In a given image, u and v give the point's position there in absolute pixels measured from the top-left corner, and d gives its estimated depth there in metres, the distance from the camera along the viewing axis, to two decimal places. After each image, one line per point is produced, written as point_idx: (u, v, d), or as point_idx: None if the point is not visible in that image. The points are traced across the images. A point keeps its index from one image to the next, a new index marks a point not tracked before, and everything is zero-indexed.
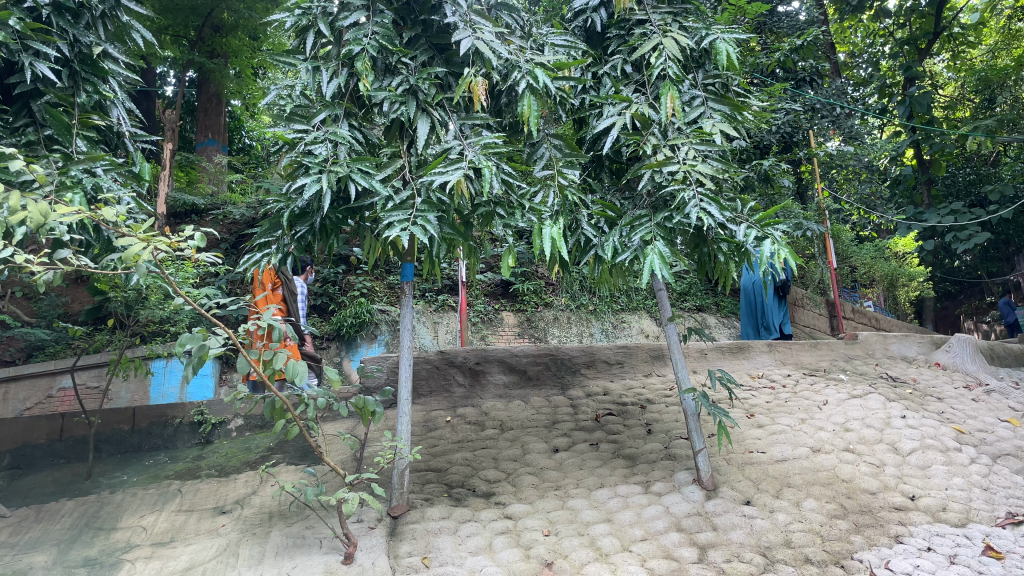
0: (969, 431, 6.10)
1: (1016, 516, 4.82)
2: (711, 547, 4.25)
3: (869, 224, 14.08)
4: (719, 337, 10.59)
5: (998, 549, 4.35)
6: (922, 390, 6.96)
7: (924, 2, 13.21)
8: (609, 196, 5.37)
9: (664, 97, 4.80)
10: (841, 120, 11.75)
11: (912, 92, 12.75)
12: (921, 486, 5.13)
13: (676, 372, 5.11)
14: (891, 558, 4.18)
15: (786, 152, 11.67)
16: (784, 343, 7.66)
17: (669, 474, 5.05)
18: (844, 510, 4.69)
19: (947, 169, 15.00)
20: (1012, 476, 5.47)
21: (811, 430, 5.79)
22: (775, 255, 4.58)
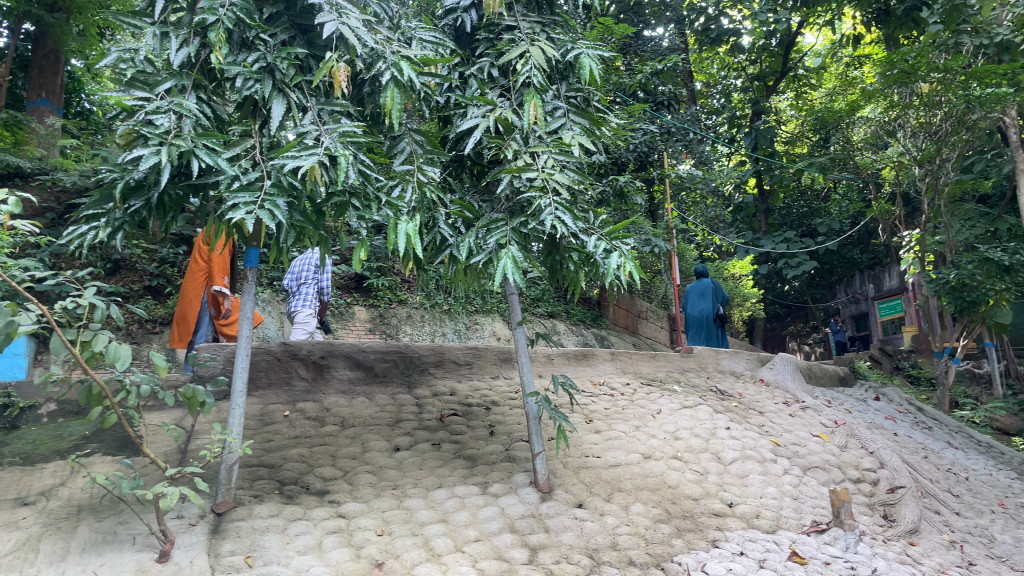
0: (785, 444, 6.55)
1: (820, 524, 5.25)
2: (542, 549, 4.33)
3: (712, 246, 14.94)
4: (567, 344, 10.86)
5: (801, 555, 4.72)
6: (747, 403, 7.42)
7: (774, 42, 14.21)
8: (468, 197, 5.32)
9: (528, 105, 4.83)
10: (693, 146, 12.72)
11: (758, 125, 13.82)
12: (739, 494, 5.46)
13: (522, 376, 5.17)
14: (707, 562, 4.43)
15: (641, 171, 12.14)
16: (626, 352, 7.92)
17: (507, 476, 5.10)
18: (668, 515, 4.92)
19: (784, 201, 16.22)
20: (818, 488, 5.95)
21: (644, 437, 6.03)
22: (620, 268, 4.73)
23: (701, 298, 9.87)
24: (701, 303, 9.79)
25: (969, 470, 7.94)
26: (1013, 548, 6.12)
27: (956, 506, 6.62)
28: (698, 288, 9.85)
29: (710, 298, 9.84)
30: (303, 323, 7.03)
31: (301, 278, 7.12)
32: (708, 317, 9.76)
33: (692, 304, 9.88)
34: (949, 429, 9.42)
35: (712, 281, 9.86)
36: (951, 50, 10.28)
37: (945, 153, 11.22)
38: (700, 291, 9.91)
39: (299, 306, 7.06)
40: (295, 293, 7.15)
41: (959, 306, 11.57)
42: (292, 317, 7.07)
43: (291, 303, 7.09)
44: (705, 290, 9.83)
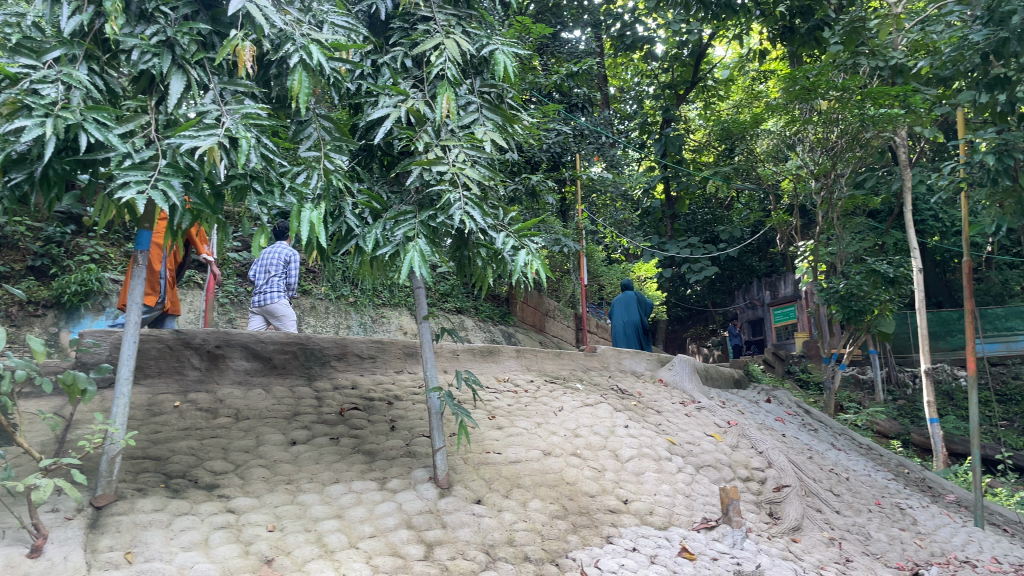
0: (680, 443, 6.74)
1: (709, 521, 5.44)
2: (438, 545, 4.31)
3: (620, 249, 15.22)
4: (473, 340, 10.85)
5: (691, 551, 4.89)
6: (645, 402, 7.59)
7: (686, 53, 14.59)
8: (376, 187, 5.21)
9: (440, 97, 4.74)
10: (605, 149, 12.94)
11: (668, 133, 14.19)
12: (635, 490, 5.59)
13: (425, 371, 5.11)
14: (600, 558, 4.53)
15: (554, 171, 12.24)
16: (531, 349, 7.91)
17: (406, 471, 5.03)
18: (565, 511, 4.98)
19: (690, 208, 16.73)
20: (709, 485, 6.15)
21: (545, 434, 6.06)
22: (528, 266, 4.73)
23: (626, 309, 10.77)
24: (628, 312, 10.69)
25: (850, 470, 8.37)
26: (885, 544, 6.50)
27: (837, 504, 6.97)
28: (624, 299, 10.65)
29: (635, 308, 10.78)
30: (285, 315, 7.26)
31: (270, 272, 7.17)
32: (632, 325, 10.66)
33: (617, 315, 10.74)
34: (833, 431, 9.91)
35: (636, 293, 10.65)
36: (849, 70, 10.78)
37: (839, 168, 11.83)
38: (626, 301, 10.82)
39: (275, 299, 7.20)
40: (264, 286, 7.20)
41: (847, 314, 12.19)
42: (270, 311, 7.21)
43: (267, 298, 7.17)
44: (631, 301, 10.78)
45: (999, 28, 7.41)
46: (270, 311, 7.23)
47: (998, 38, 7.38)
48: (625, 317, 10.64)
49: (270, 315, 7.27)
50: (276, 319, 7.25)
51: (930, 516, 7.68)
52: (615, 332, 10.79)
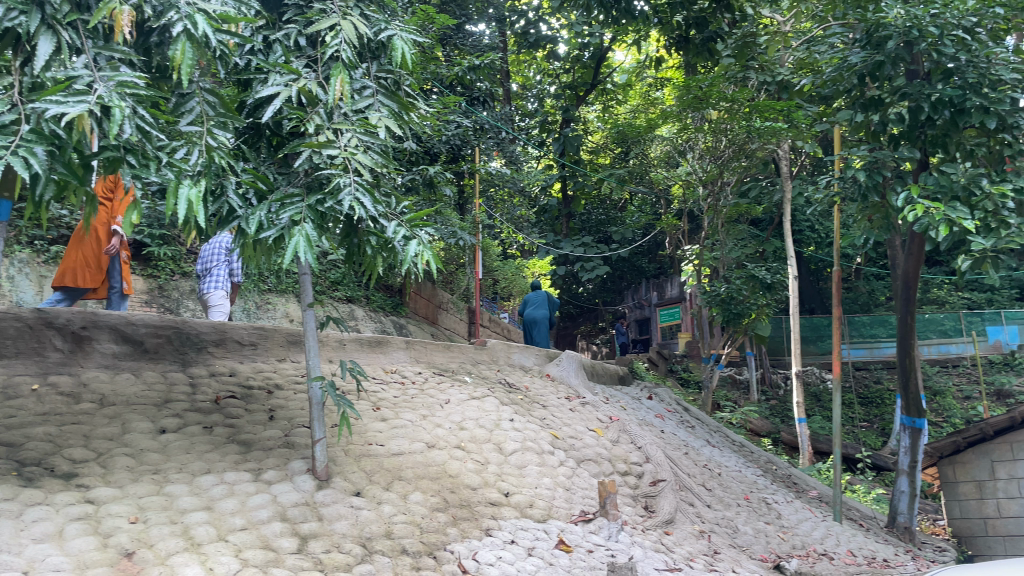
0: (563, 437, 6.83)
1: (586, 514, 5.56)
2: (312, 538, 4.22)
3: (515, 244, 15.29)
4: (363, 330, 10.64)
5: (568, 543, 5.00)
6: (532, 397, 7.62)
7: (587, 55, 14.80)
8: (263, 167, 5.01)
9: (334, 79, 4.59)
10: (504, 145, 13.08)
11: (567, 132, 14.42)
12: (516, 483, 5.63)
13: (308, 360, 4.97)
14: (478, 550, 4.55)
15: (452, 164, 12.16)
16: (421, 340, 7.67)
17: (283, 463, 4.88)
18: (445, 504, 4.96)
19: (585, 208, 17.05)
20: (589, 479, 6.29)
21: (430, 426, 5.98)
22: (418, 257, 4.67)
23: (536, 306, 11.37)
24: (539, 309, 11.29)
25: (723, 466, 8.73)
26: (751, 537, 6.84)
27: (708, 498, 7.25)
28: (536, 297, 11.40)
29: (545, 306, 11.41)
30: (218, 304, 7.33)
31: (211, 261, 7.37)
32: (545, 319, 11.26)
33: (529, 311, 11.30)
34: (709, 428, 10.30)
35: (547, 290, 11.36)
36: (739, 82, 11.22)
37: (725, 177, 12.36)
38: (535, 300, 11.43)
39: (212, 288, 7.32)
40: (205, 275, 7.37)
41: (727, 317, 12.74)
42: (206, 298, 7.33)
43: (205, 286, 7.32)
44: (541, 299, 11.40)
45: (876, 52, 7.92)
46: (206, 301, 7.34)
47: (875, 61, 7.89)
48: (537, 313, 11.23)
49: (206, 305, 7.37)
50: (209, 307, 7.31)
51: (793, 510, 8.11)
52: (531, 329, 11.23)
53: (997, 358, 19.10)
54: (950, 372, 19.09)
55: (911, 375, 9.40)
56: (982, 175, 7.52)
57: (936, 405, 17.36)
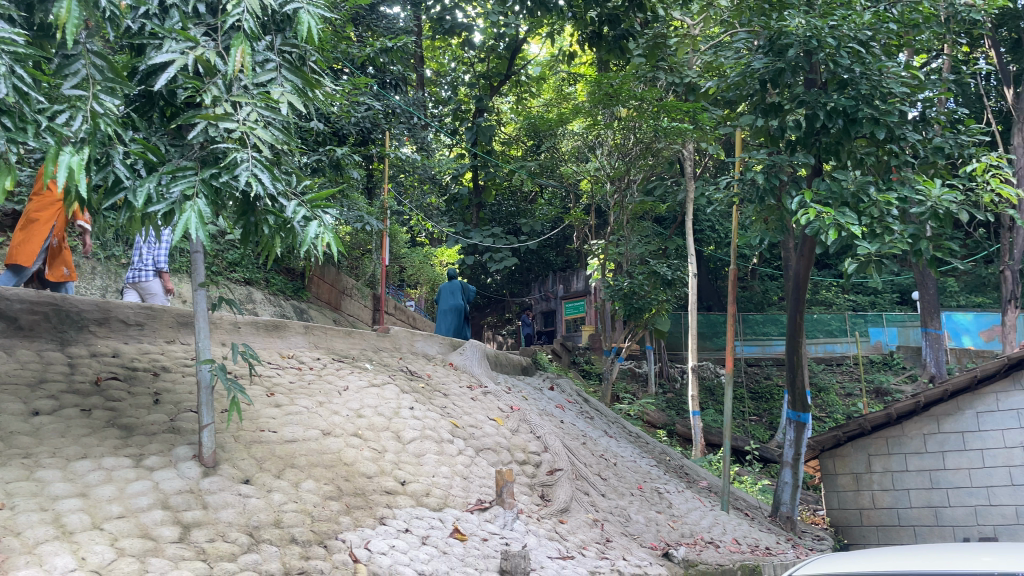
0: (462, 426, 6.80)
1: (483, 503, 5.57)
2: (195, 526, 4.05)
3: (422, 232, 15.15)
4: (261, 314, 10.33)
5: (462, 532, 5.00)
6: (433, 385, 7.53)
7: (503, 46, 14.80)
8: (154, 138, 4.75)
9: (235, 50, 4.39)
10: (415, 131, 12.87)
11: (480, 122, 14.41)
12: (413, 472, 5.57)
13: (197, 341, 4.75)
14: (371, 539, 4.48)
15: (361, 147, 11.91)
16: (320, 325, 7.47)
17: (167, 448, 4.66)
18: (339, 492, 4.85)
19: (496, 199, 17.13)
20: (487, 469, 6.30)
21: (326, 413, 5.83)
22: (318, 238, 4.53)
23: (452, 295, 11.35)
24: (454, 298, 11.28)
25: (619, 456, 8.91)
26: (642, 526, 7.01)
27: (603, 488, 7.38)
28: (449, 286, 11.42)
29: (460, 295, 11.39)
30: (154, 292, 7.49)
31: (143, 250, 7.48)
32: (460, 308, 11.23)
33: (444, 300, 11.26)
34: (606, 419, 10.49)
35: (461, 280, 11.45)
36: (649, 82, 11.43)
37: (632, 174, 12.70)
38: (451, 289, 11.40)
39: (147, 277, 7.46)
40: (136, 264, 7.48)
41: (628, 311, 13.08)
42: (141, 287, 7.45)
43: (139, 274, 7.44)
44: (456, 288, 11.38)
45: (777, 59, 8.17)
46: (142, 289, 7.47)
47: (776, 68, 8.14)
48: (453, 301, 11.23)
49: (141, 292, 7.49)
50: (146, 296, 7.47)
51: (684, 500, 8.38)
52: (444, 317, 11.23)
53: (877, 358, 20.20)
54: (834, 370, 20.09)
55: (798, 372, 9.82)
56: (869, 183, 7.91)
57: (820, 401, 18.27)
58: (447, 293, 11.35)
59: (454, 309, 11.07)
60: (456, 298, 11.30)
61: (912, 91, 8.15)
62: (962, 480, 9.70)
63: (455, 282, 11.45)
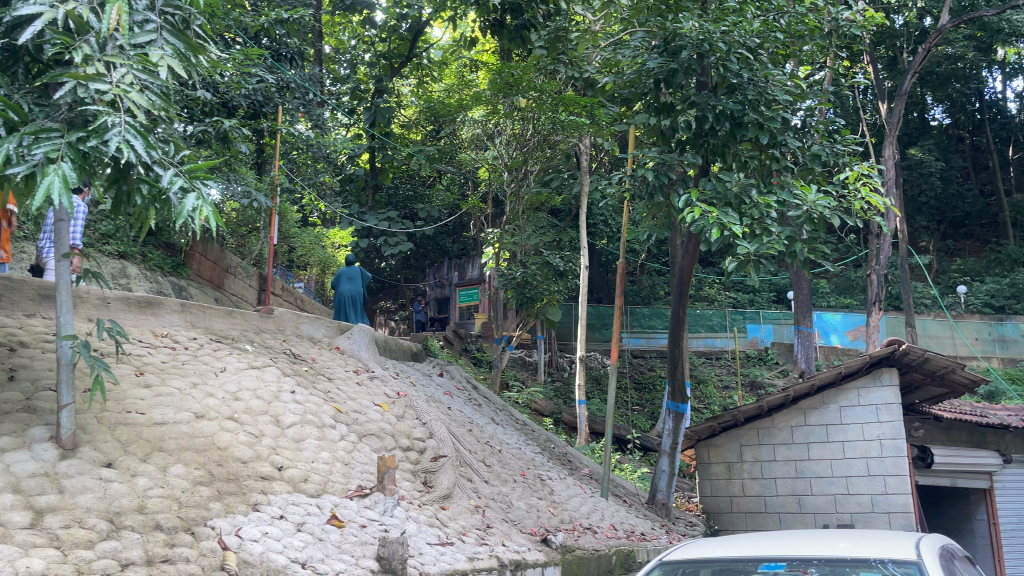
0: (345, 411, 6.66)
1: (364, 489, 5.50)
2: (49, 512, 3.82)
3: (314, 211, 14.80)
4: (136, 290, 9.79)
5: (340, 519, 4.92)
6: (317, 368, 7.34)
7: (405, 27, 14.57)
8: (15, 95, 4.40)
9: (109, 7, 4.12)
10: (310, 107, 12.51)
11: (379, 103, 14.14)
12: (290, 457, 5.43)
13: (58, 315, 4.45)
14: (242, 526, 4.34)
15: (251, 120, 11.44)
16: (198, 304, 7.14)
17: (20, 429, 4.35)
18: (210, 477, 4.67)
19: (393, 182, 16.92)
20: (369, 455, 6.22)
21: (200, 395, 5.59)
22: (195, 211, 4.32)
23: (350, 281, 11.14)
24: (353, 285, 11.09)
25: (503, 443, 8.98)
26: (523, 512, 7.09)
27: (486, 474, 7.42)
28: (348, 273, 11.22)
29: (359, 282, 11.21)
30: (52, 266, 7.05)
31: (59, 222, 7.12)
32: (357, 297, 11.05)
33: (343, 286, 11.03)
34: (494, 406, 10.56)
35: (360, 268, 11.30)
36: (549, 74, 11.51)
37: (529, 165, 12.84)
38: (349, 275, 11.19)
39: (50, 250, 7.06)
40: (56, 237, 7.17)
41: (520, 300, 13.29)
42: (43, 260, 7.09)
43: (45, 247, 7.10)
44: (355, 274, 11.20)
45: (671, 59, 8.39)
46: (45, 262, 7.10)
47: (670, 68, 8.36)
48: (350, 289, 11.01)
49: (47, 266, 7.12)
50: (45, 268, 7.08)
51: (565, 486, 8.55)
52: (341, 302, 11.01)
53: (753, 353, 21.18)
54: (713, 363, 20.92)
55: (679, 364, 10.14)
56: (751, 186, 8.25)
57: (699, 393, 19.01)
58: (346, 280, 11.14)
59: (353, 297, 10.88)
60: (356, 285, 11.13)
61: (794, 100, 8.55)
62: (824, 470, 10.30)
63: (354, 270, 11.28)
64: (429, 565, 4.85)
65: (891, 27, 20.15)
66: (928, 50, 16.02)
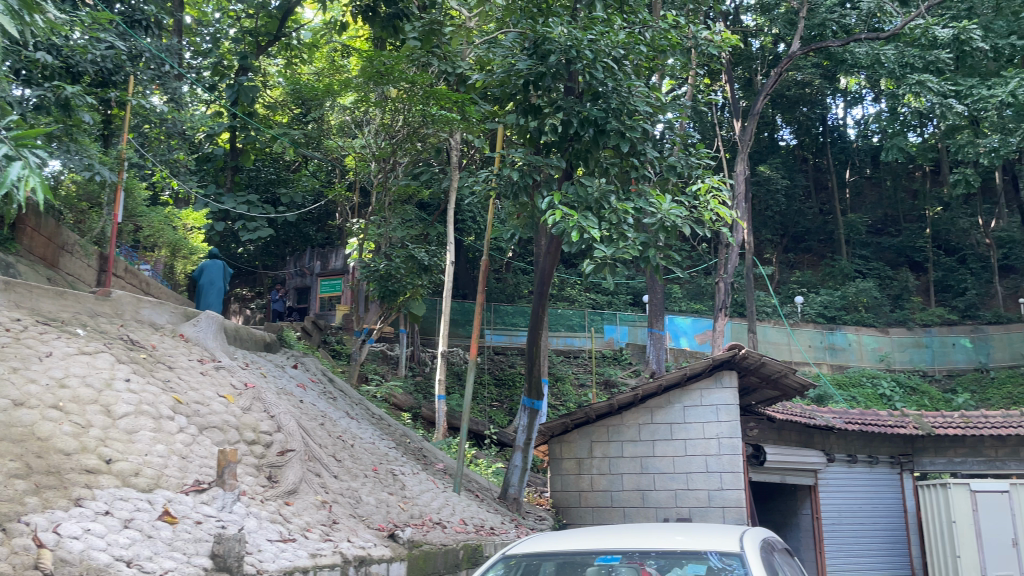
0: (186, 402, 6.33)
1: (201, 484, 5.26)
2: None
3: (166, 190, 14.04)
4: None
5: (174, 514, 4.69)
6: (157, 356, 6.93)
7: (274, 4, 14.05)
8: None
9: None
10: (167, 80, 11.87)
11: (242, 81, 13.58)
12: (121, 450, 5.11)
13: None
14: (61, 523, 4.04)
15: (100, 88, 10.66)
16: (23, 283, 6.57)
17: None
18: (27, 470, 4.33)
19: (255, 164, 16.40)
20: (209, 448, 5.96)
21: (19, 381, 5.15)
22: (21, 181, 3.98)
23: (212, 274, 10.66)
24: (214, 277, 10.62)
25: (356, 438, 8.84)
26: (372, 507, 7.01)
27: (336, 469, 7.28)
28: (211, 266, 10.69)
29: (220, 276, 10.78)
30: None
31: None
32: (220, 291, 10.66)
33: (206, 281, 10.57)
34: (349, 400, 10.37)
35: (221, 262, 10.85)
36: (421, 67, 11.40)
37: (398, 156, 12.72)
38: (211, 268, 10.70)
39: None
40: None
41: (382, 293, 13.17)
42: None
43: None
44: (218, 268, 10.74)
45: (540, 63, 8.56)
46: None
47: (538, 71, 8.52)
48: (213, 283, 10.56)
49: None
50: None
51: (417, 481, 8.51)
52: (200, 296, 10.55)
53: (608, 353, 21.91)
54: (571, 362, 21.49)
55: (536, 362, 10.28)
56: (611, 192, 8.53)
57: (556, 390, 19.48)
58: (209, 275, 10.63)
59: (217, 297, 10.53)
60: (218, 280, 10.70)
61: (654, 111, 8.93)
62: (666, 466, 10.79)
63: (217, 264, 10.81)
64: (268, 563, 4.70)
65: (748, 49, 21.48)
66: (780, 74, 17.09)
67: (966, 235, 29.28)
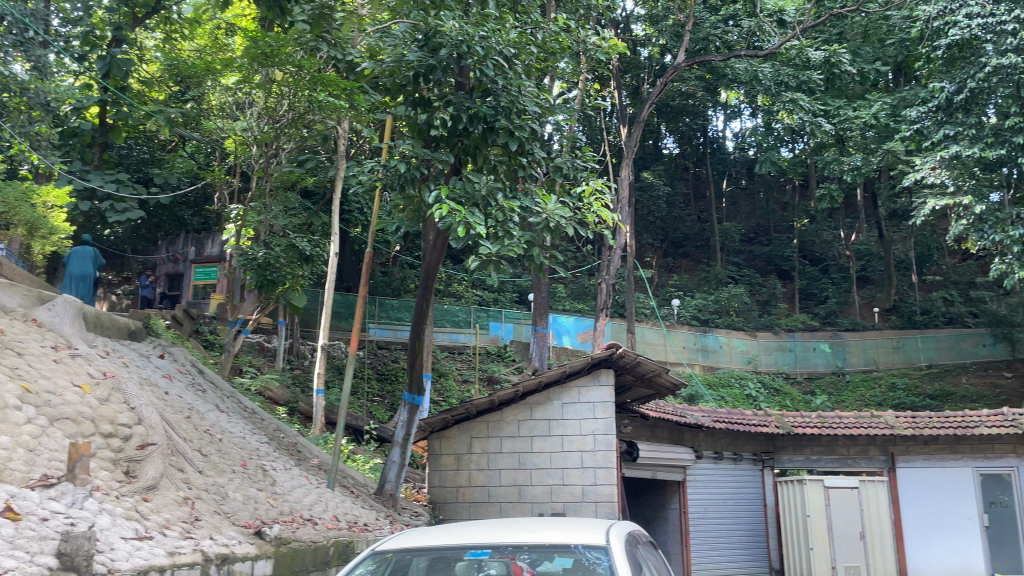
0: (36, 391, 5.89)
1: (49, 479, 4.92)
2: None
3: (26, 164, 13.06)
4: None
5: (16, 511, 4.36)
6: (4, 342, 6.42)
7: None
8: None
9: None
10: (30, 47, 11.11)
11: (115, 52, 12.44)
12: None
13: None
14: None
15: None
16: None
17: None
18: None
19: (127, 141, 15.64)
20: (61, 441, 5.60)
21: None
22: None
23: (81, 261, 10.06)
24: (82, 264, 10.01)
25: (226, 432, 8.50)
26: (239, 504, 6.77)
27: (200, 464, 6.97)
28: (79, 253, 10.11)
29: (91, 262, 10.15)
30: None
31: None
32: (89, 276, 10.02)
33: (73, 266, 9.96)
34: (220, 393, 9.96)
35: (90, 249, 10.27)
36: (308, 51, 11.01)
37: (281, 141, 12.33)
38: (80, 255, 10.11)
39: None
40: None
41: (260, 282, 12.70)
42: None
43: None
44: (87, 255, 10.14)
45: (430, 55, 8.49)
46: None
47: (429, 64, 8.43)
48: (82, 268, 9.95)
49: None
50: None
51: (289, 477, 8.28)
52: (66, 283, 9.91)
53: (492, 350, 22.00)
54: (455, 358, 21.46)
55: (419, 356, 10.18)
56: (498, 189, 8.55)
57: (439, 386, 19.43)
58: (78, 261, 10.04)
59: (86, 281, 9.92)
60: (86, 266, 10.08)
61: (543, 112, 9.03)
62: (543, 462, 10.95)
63: (85, 250, 10.23)
64: (120, 562, 4.45)
65: (636, 57, 22.32)
66: (666, 84, 17.62)
67: (829, 247, 31.26)
